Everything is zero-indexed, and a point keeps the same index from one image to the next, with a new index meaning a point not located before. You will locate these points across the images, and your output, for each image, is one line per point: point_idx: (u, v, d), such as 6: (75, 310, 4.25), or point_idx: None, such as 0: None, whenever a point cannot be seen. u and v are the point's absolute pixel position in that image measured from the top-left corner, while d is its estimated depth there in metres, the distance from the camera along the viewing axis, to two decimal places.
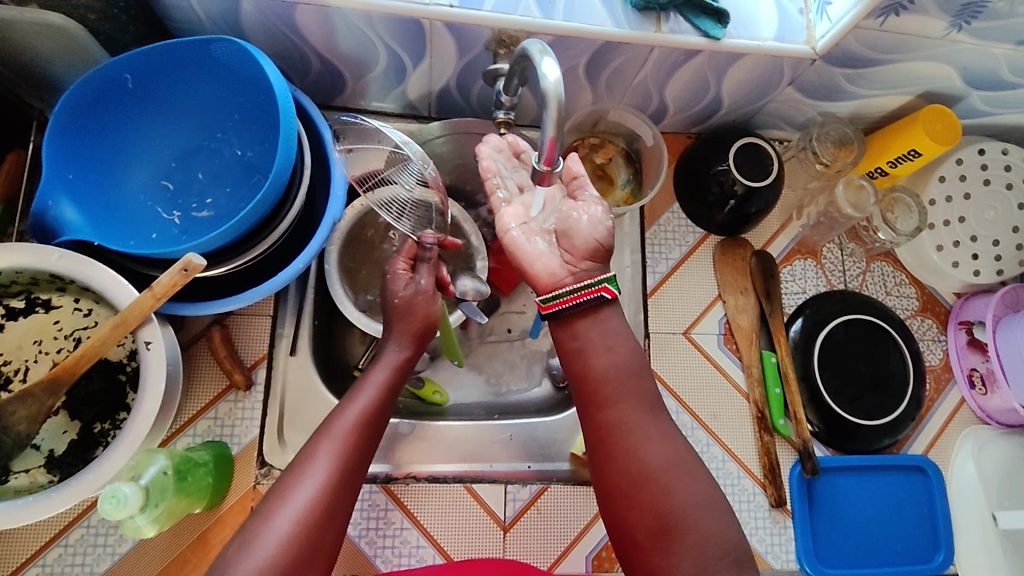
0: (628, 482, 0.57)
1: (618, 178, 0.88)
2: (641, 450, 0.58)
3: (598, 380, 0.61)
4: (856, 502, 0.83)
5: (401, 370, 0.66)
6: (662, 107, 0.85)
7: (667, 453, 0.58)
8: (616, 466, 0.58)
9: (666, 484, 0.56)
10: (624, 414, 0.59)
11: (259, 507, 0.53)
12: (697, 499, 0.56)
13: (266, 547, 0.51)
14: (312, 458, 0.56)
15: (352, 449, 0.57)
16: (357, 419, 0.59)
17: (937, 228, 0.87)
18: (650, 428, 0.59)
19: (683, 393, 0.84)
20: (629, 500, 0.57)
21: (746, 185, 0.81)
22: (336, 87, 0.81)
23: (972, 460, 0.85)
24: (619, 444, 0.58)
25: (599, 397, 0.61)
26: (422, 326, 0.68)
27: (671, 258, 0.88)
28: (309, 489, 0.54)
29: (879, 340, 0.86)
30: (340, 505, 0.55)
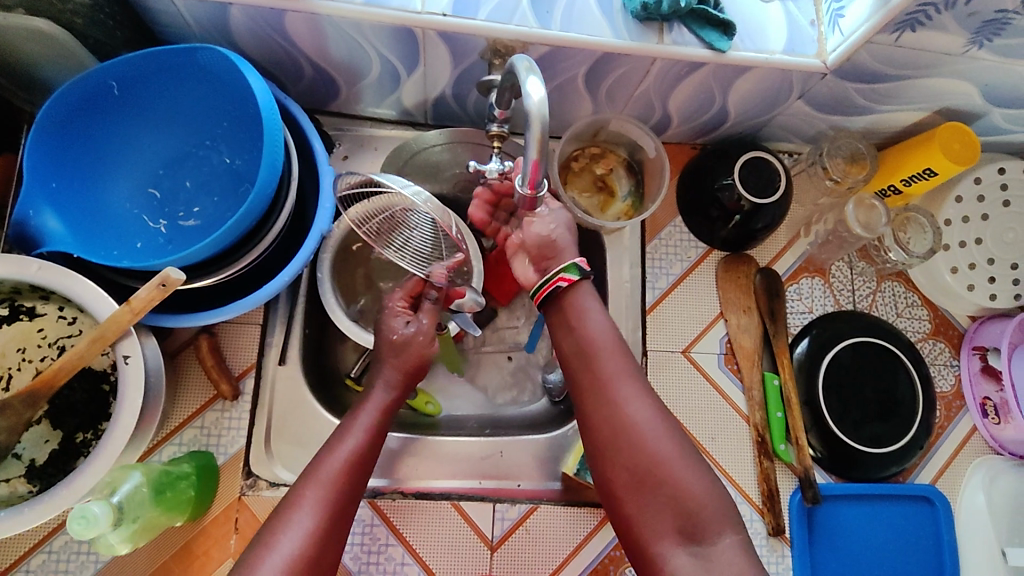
0: (609, 426, 0.60)
1: (619, 190, 0.87)
2: (626, 404, 0.60)
3: (593, 339, 0.63)
4: (860, 532, 0.80)
5: (386, 413, 0.68)
6: (666, 118, 0.82)
7: (653, 412, 0.59)
8: (602, 415, 0.60)
9: (644, 436, 0.58)
10: (608, 399, 0.60)
11: (244, 560, 0.53)
12: (673, 453, 0.57)
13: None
14: (299, 507, 0.56)
15: (336, 500, 0.58)
16: (344, 467, 0.60)
17: (952, 249, 0.83)
18: (634, 387, 0.61)
19: (680, 414, 0.81)
20: (617, 450, 0.59)
21: (753, 202, 0.79)
22: (330, 92, 0.79)
23: (982, 492, 0.82)
24: (609, 397, 0.61)
25: (592, 364, 0.63)
26: (415, 365, 0.71)
27: (672, 273, 0.85)
28: (297, 537, 0.55)
29: (887, 364, 0.83)
30: (327, 553, 0.56)
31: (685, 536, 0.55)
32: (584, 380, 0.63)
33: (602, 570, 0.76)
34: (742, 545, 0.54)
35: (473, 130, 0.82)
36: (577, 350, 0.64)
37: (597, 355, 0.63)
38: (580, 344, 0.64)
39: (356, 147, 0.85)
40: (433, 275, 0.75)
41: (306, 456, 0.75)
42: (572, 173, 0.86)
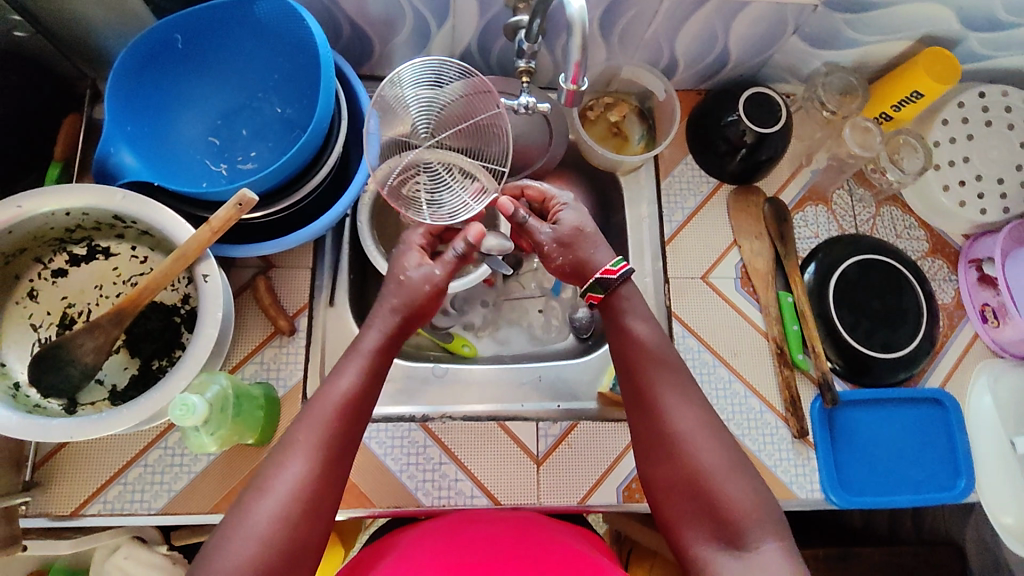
0: (654, 436, 0.63)
1: (632, 134, 0.95)
2: (673, 415, 0.63)
3: (643, 348, 0.66)
4: (878, 433, 0.86)
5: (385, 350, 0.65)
6: (672, 63, 0.89)
7: (700, 421, 0.62)
8: (650, 422, 0.64)
9: (690, 445, 0.61)
10: (655, 404, 0.64)
11: (240, 501, 0.55)
12: (717, 465, 0.60)
13: (249, 544, 0.53)
14: (293, 450, 0.57)
15: (331, 439, 0.58)
16: (339, 407, 0.60)
17: (943, 168, 0.90)
18: (680, 395, 0.63)
19: (704, 333, 0.87)
20: (659, 458, 0.62)
21: (756, 134, 0.86)
22: (364, 53, 0.85)
23: (989, 392, 0.87)
24: (656, 408, 0.64)
25: (638, 375, 0.66)
26: (423, 310, 0.68)
27: (687, 207, 0.92)
28: (289, 482, 0.56)
29: (891, 279, 0.89)
30: (326, 500, 0.57)
31: (724, 541, 0.58)
32: (632, 388, 0.66)
33: None
34: (784, 551, 0.56)
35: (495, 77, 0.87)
36: (626, 357, 0.67)
37: (642, 368, 0.65)
38: (627, 351, 0.67)
39: None
40: (471, 232, 0.70)
41: None
42: (589, 122, 0.94)
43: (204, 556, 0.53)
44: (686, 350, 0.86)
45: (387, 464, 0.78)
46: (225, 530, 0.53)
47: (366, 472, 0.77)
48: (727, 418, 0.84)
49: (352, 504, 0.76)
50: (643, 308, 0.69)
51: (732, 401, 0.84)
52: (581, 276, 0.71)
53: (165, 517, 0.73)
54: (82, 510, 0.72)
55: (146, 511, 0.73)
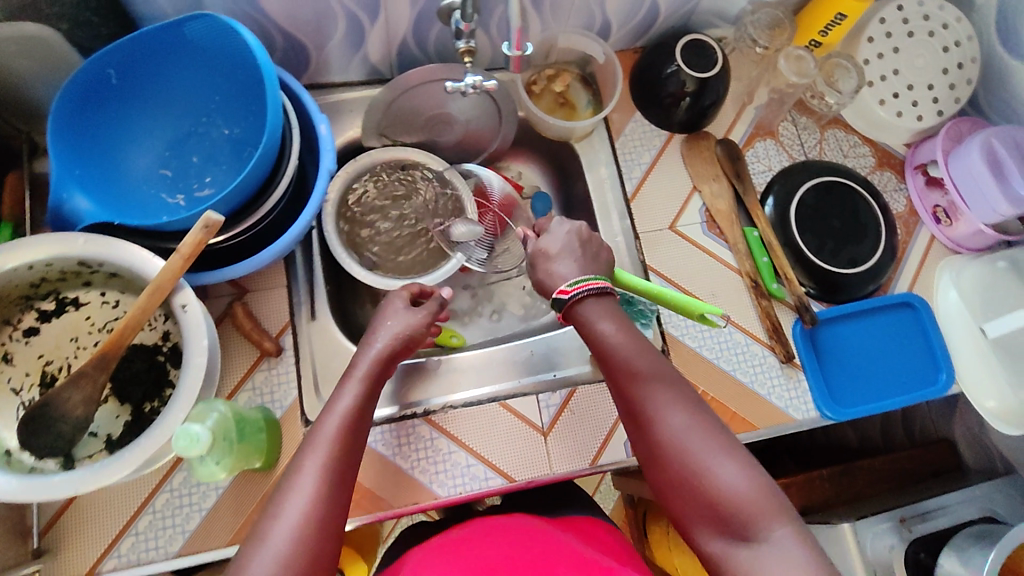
0: (647, 442, 0.62)
1: (579, 101, 0.97)
2: (658, 418, 0.61)
3: (617, 355, 0.64)
4: (862, 345, 0.89)
5: (376, 368, 0.66)
6: (606, 24, 0.91)
7: (686, 420, 0.60)
8: (641, 430, 0.62)
9: (680, 445, 0.59)
10: (641, 410, 0.62)
11: (253, 530, 0.54)
12: (711, 460, 0.58)
13: (267, 562, 0.52)
14: (300, 474, 0.56)
15: (338, 457, 0.58)
16: (342, 427, 0.60)
17: (876, 84, 0.94)
18: (664, 393, 0.62)
19: (680, 281, 0.89)
20: (656, 463, 0.61)
21: (697, 81, 0.88)
22: (302, 63, 0.85)
23: (954, 287, 0.91)
24: (643, 413, 0.62)
25: (621, 383, 0.64)
26: (414, 341, 0.71)
27: (644, 162, 0.94)
28: (300, 503, 0.55)
29: (847, 198, 0.93)
30: (335, 520, 0.55)
31: (735, 537, 0.56)
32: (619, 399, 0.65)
33: None
34: (796, 536, 0.54)
35: (436, 65, 0.87)
36: (607, 368, 0.66)
37: (622, 376, 0.64)
38: (605, 358, 0.65)
39: (334, 113, 0.90)
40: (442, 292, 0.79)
41: None
42: (535, 96, 0.95)
43: None
44: (667, 300, 0.88)
45: (396, 463, 0.77)
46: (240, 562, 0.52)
47: (378, 476, 0.77)
48: (716, 356, 0.86)
49: (370, 509, 0.75)
50: (610, 310, 0.68)
51: (719, 340, 0.87)
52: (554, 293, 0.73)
53: (185, 559, 0.70)
54: (96, 568, 0.70)
55: (164, 557, 0.70)
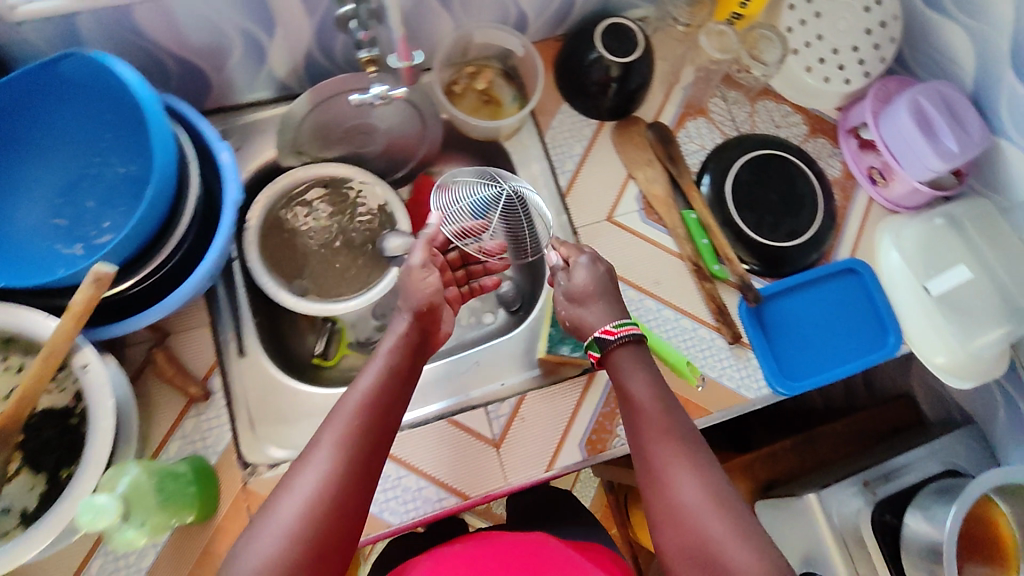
0: (661, 506, 0.61)
1: (504, 97, 0.93)
2: (678, 484, 0.60)
3: (643, 408, 0.67)
4: (810, 316, 0.89)
5: (398, 352, 0.68)
6: (521, 16, 0.88)
7: (704, 487, 0.60)
8: (656, 492, 0.62)
9: (697, 513, 0.58)
10: (659, 468, 0.62)
11: (267, 501, 0.56)
12: (726, 530, 0.57)
13: (278, 527, 0.53)
14: (317, 449, 0.58)
15: (358, 435, 0.59)
16: (364, 408, 0.61)
17: (801, 52, 0.92)
18: (681, 457, 0.62)
19: (623, 272, 0.87)
20: (668, 527, 0.60)
21: (620, 66, 0.86)
22: (204, 87, 0.81)
23: (894, 248, 0.90)
24: (659, 472, 0.62)
25: (645, 443, 0.65)
26: (430, 313, 0.72)
27: (575, 154, 0.91)
28: (313, 478, 0.56)
29: (782, 170, 0.92)
30: (350, 498, 0.56)
31: None
32: (638, 458, 0.65)
33: (599, 427, 0.80)
34: None
35: (345, 76, 0.83)
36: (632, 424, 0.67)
37: (645, 430, 0.65)
38: (633, 413, 0.68)
39: (244, 135, 0.85)
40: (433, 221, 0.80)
41: (293, 429, 0.75)
42: (457, 97, 0.92)
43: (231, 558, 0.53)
44: None
45: None
46: (253, 527, 0.54)
47: None
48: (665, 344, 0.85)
49: None
50: (644, 364, 0.71)
51: (667, 329, 0.85)
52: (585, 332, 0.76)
53: None
54: None
55: None
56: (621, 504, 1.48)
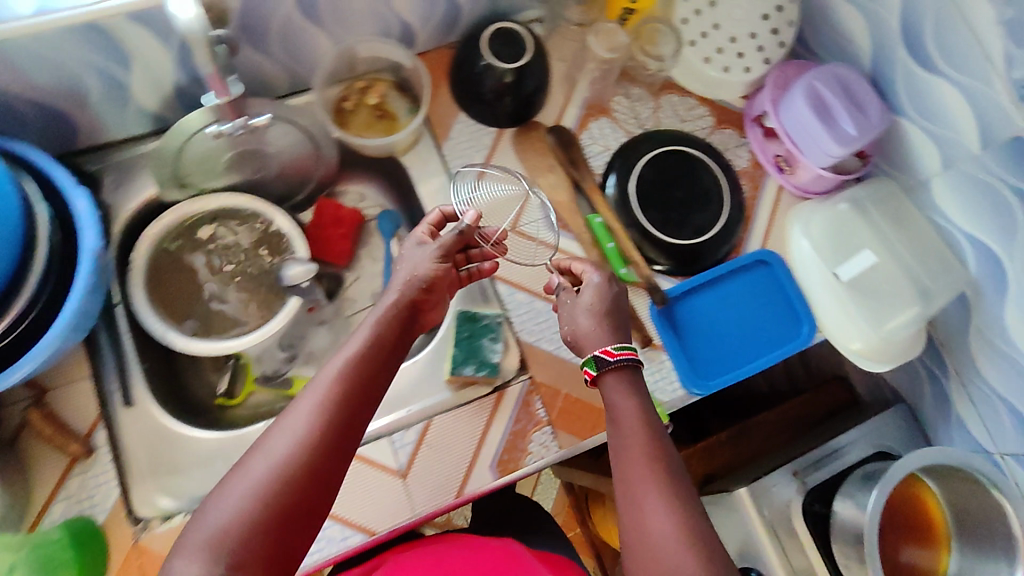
0: (632, 540, 0.59)
1: (398, 111, 0.90)
2: (651, 517, 0.58)
3: (628, 430, 0.65)
4: (725, 311, 0.88)
5: (389, 322, 0.67)
6: (406, 27, 0.85)
7: (676, 527, 0.57)
8: (631, 524, 0.60)
9: (667, 552, 0.56)
10: (638, 501, 0.60)
11: (241, 458, 0.54)
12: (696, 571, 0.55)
13: (243, 488, 0.51)
14: (296, 410, 0.56)
15: (339, 401, 0.57)
16: (345, 376, 0.59)
17: (697, 43, 0.90)
18: (659, 492, 0.60)
19: (529, 284, 0.86)
20: (641, 563, 0.58)
21: (513, 73, 0.84)
22: (69, 129, 0.77)
23: (804, 237, 0.89)
24: (635, 503, 0.60)
25: (625, 472, 0.63)
26: (435, 282, 0.72)
27: (475, 165, 0.89)
28: (288, 437, 0.54)
29: (685, 166, 0.91)
30: (330, 460, 0.54)
31: None
32: (618, 484, 0.63)
33: (511, 447, 0.79)
34: None
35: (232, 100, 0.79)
36: (617, 449, 0.65)
37: (627, 457, 0.63)
38: (620, 437, 0.66)
39: (126, 171, 0.83)
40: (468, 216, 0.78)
41: (185, 478, 0.75)
42: (348, 114, 0.88)
43: (198, 513, 0.51)
44: (516, 306, 0.85)
45: None
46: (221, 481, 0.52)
47: None
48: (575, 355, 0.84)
49: None
50: (638, 389, 0.70)
51: None
52: (581, 346, 0.75)
53: None
54: None
55: None
56: (582, 504, 1.48)
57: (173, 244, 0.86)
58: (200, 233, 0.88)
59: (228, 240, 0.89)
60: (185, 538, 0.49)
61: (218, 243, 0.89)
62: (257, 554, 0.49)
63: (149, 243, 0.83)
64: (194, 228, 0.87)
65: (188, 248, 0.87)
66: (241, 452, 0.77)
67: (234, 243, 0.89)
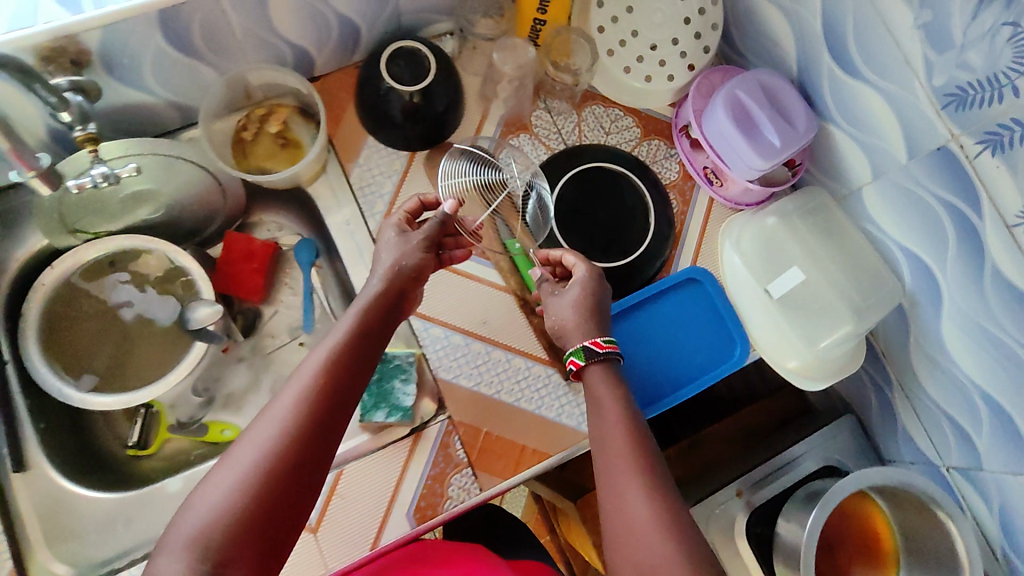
0: (610, 529, 0.57)
1: (302, 138, 0.85)
2: (628, 502, 0.57)
3: (606, 419, 0.65)
4: (658, 332, 0.84)
5: (371, 312, 0.66)
6: (300, 51, 0.79)
7: (653, 513, 0.56)
8: (609, 513, 0.59)
9: (643, 537, 0.55)
10: (617, 489, 0.59)
11: (226, 452, 0.53)
12: (672, 557, 0.53)
13: (219, 492, 0.49)
14: (279, 401, 0.55)
15: (320, 391, 0.56)
16: (325, 372, 0.58)
17: (617, 52, 0.85)
18: (635, 478, 0.59)
19: (445, 317, 0.82)
20: (618, 552, 0.56)
21: (421, 92, 0.79)
22: None
23: (735, 253, 0.85)
24: (614, 490, 0.59)
25: (605, 459, 0.62)
26: (416, 272, 0.72)
27: (386, 193, 0.84)
28: (270, 429, 0.53)
29: (608, 184, 0.87)
30: (313, 450, 0.53)
31: None
32: (599, 472, 0.62)
33: (428, 492, 0.76)
34: None
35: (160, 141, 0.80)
36: (598, 438, 0.65)
37: (607, 444, 0.63)
38: (598, 426, 0.65)
39: (10, 221, 0.79)
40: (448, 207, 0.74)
41: (83, 542, 0.74)
42: (249, 144, 0.84)
43: (185, 505, 0.50)
44: (433, 342, 0.81)
45: None
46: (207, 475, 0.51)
47: None
48: (496, 391, 0.80)
49: None
50: (618, 378, 0.69)
51: (497, 372, 0.81)
52: (565, 338, 0.73)
53: None
54: None
55: None
56: (548, 516, 1.44)
57: (70, 294, 0.82)
58: (100, 278, 0.84)
59: (130, 283, 0.86)
60: (168, 536, 0.48)
61: (119, 288, 0.85)
62: (235, 560, 0.47)
63: (44, 293, 0.80)
64: (92, 273, 0.84)
65: (88, 295, 0.84)
66: (140, 513, 0.76)
67: (137, 285, 0.86)
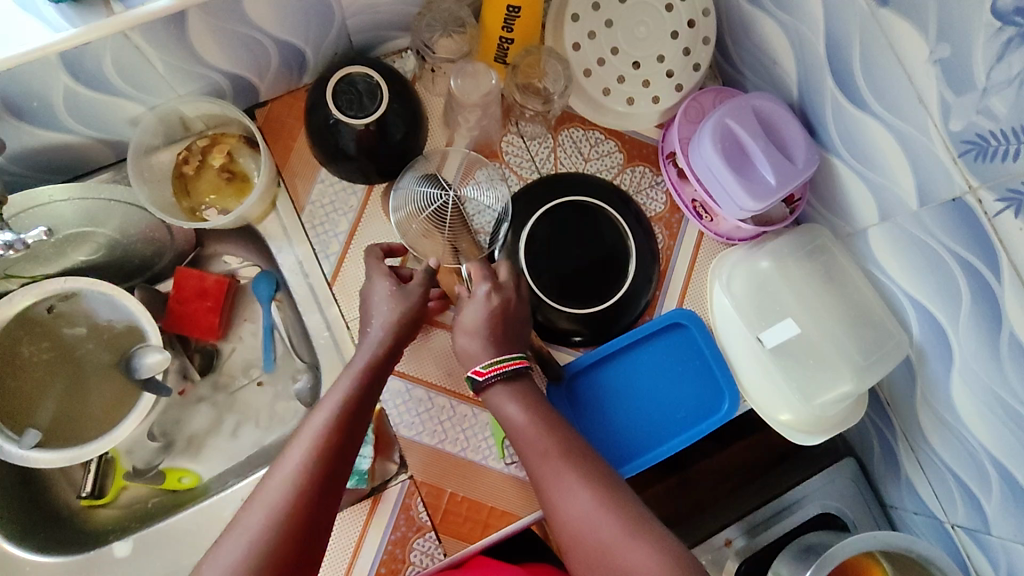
0: (556, 526, 0.61)
1: (248, 170, 0.77)
2: (563, 497, 0.60)
3: (519, 430, 0.65)
4: (648, 377, 0.77)
5: (377, 364, 0.65)
6: (239, 80, 0.72)
7: (590, 498, 0.59)
8: (550, 513, 0.61)
9: (585, 523, 0.58)
10: (551, 491, 0.61)
11: (236, 513, 0.54)
12: (617, 529, 0.57)
13: (234, 550, 0.51)
14: (287, 459, 0.56)
15: (328, 448, 0.57)
16: (334, 430, 0.58)
17: (594, 71, 0.76)
18: (567, 473, 0.61)
19: (406, 367, 0.76)
20: (567, 542, 0.59)
21: (377, 120, 0.70)
22: None
23: (725, 295, 0.77)
24: (550, 492, 0.61)
25: (531, 466, 0.63)
26: (414, 318, 0.69)
27: (341, 231, 0.78)
28: (281, 490, 0.54)
29: (586, 219, 0.79)
30: (320, 510, 0.54)
31: None
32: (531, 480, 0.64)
33: (389, 559, 0.72)
34: None
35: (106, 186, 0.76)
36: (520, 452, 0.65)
37: (527, 449, 0.64)
38: (515, 440, 0.65)
39: None
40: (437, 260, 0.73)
41: None
42: (192, 179, 0.77)
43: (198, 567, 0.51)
44: (394, 396, 0.75)
45: None
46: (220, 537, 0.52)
47: None
48: (463, 449, 0.75)
49: None
50: (516, 391, 0.67)
51: (463, 428, 0.75)
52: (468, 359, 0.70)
53: None
54: None
55: None
56: None
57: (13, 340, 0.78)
58: (43, 323, 0.79)
59: (77, 325, 0.81)
60: None
61: (65, 330, 0.81)
62: None
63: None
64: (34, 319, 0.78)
65: (33, 340, 0.79)
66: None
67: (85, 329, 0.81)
